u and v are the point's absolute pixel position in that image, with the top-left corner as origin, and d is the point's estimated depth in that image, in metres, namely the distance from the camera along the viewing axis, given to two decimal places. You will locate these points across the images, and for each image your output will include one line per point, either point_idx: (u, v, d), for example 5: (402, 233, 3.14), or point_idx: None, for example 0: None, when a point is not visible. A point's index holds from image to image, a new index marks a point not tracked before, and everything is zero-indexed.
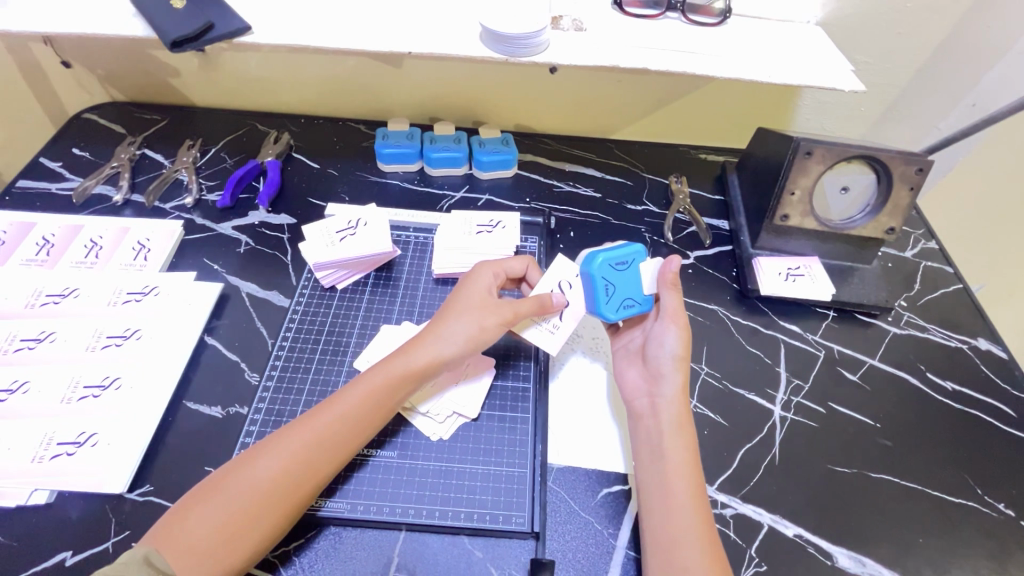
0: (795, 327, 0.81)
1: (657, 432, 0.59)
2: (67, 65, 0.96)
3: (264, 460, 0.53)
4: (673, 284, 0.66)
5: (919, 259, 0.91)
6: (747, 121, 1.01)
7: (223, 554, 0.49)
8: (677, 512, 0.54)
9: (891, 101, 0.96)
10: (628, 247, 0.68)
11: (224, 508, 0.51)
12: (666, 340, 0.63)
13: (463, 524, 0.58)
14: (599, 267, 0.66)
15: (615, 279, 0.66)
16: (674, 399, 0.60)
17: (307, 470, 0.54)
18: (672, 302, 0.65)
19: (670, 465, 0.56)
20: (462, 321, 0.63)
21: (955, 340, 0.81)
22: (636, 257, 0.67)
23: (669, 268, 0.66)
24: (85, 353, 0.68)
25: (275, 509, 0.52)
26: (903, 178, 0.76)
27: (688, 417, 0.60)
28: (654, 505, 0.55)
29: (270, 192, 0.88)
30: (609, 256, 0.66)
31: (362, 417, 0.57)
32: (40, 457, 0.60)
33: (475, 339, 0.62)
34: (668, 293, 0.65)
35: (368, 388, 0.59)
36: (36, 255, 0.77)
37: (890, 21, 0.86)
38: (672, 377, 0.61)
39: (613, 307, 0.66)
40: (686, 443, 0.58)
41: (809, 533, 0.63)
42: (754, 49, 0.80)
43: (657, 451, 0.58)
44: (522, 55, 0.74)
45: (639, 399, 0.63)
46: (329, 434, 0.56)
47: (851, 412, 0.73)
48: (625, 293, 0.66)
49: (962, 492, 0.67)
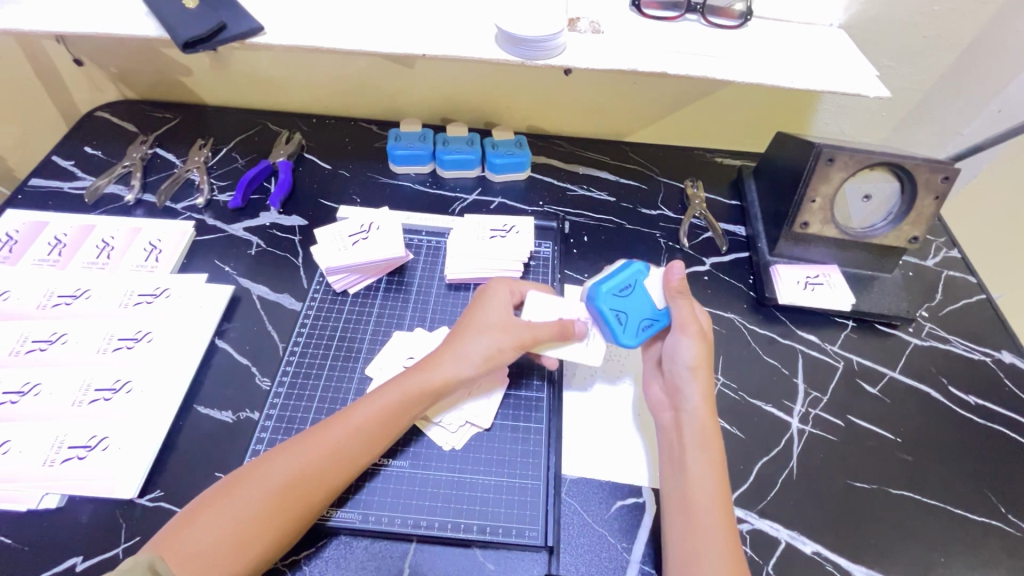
0: (813, 337, 0.79)
1: (680, 446, 0.58)
2: (79, 63, 0.96)
3: (282, 463, 0.53)
4: (681, 291, 0.63)
5: (940, 268, 0.89)
6: (765, 124, 0.99)
7: (236, 559, 0.49)
8: (698, 527, 0.53)
9: (913, 105, 0.94)
10: (627, 266, 0.65)
11: (240, 512, 0.50)
12: (680, 351, 0.62)
13: (475, 536, 0.57)
14: (603, 297, 0.64)
15: (624, 306, 0.64)
16: (698, 412, 0.59)
17: (321, 477, 0.53)
18: (682, 311, 0.62)
19: (695, 478, 0.55)
20: (479, 340, 0.62)
21: (978, 352, 0.79)
22: (636, 278, 0.64)
23: (673, 276, 0.63)
24: (97, 355, 0.67)
25: (290, 518, 0.51)
26: (928, 186, 0.74)
27: (714, 431, 0.58)
28: (675, 519, 0.55)
29: (282, 193, 0.87)
30: (610, 283, 0.64)
31: (382, 430, 0.57)
32: (51, 461, 0.60)
33: (491, 358, 0.62)
34: (677, 303, 0.63)
35: (386, 402, 0.58)
36: (48, 255, 0.77)
37: (915, 24, 0.84)
38: (694, 388, 0.60)
39: (632, 333, 0.64)
40: (712, 459, 0.57)
41: (826, 550, 0.62)
42: (775, 53, 0.78)
43: (680, 465, 0.57)
44: (538, 58, 0.73)
45: (664, 411, 0.62)
46: (354, 446, 0.55)
47: (871, 425, 0.71)
48: (635, 313, 0.64)
49: (986, 511, 0.66)
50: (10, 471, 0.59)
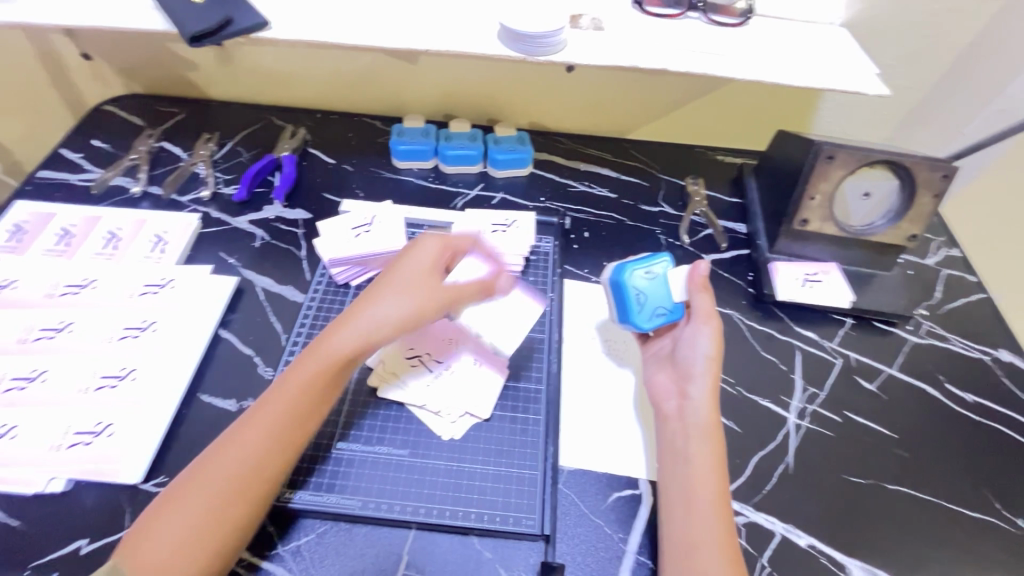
0: (812, 333, 0.79)
1: (682, 438, 0.58)
2: (88, 57, 0.97)
3: (224, 457, 0.52)
4: (703, 286, 0.66)
5: (940, 267, 0.89)
6: (767, 122, 1.00)
7: (191, 558, 0.48)
8: (696, 520, 0.53)
9: (915, 104, 0.94)
10: (656, 256, 0.69)
11: (189, 513, 0.50)
12: (698, 343, 0.63)
13: (473, 524, 0.58)
14: (627, 276, 0.67)
15: (646, 289, 0.67)
16: (704, 404, 0.60)
17: (271, 459, 0.53)
18: (704, 304, 0.65)
19: (695, 472, 0.56)
20: (392, 301, 0.59)
21: (976, 351, 0.79)
22: (665, 266, 0.68)
23: (699, 271, 0.66)
24: (103, 344, 0.68)
25: (238, 509, 0.51)
26: (928, 185, 0.75)
27: (717, 424, 0.59)
28: (674, 511, 0.55)
29: (286, 186, 0.88)
30: (637, 265, 0.68)
31: (312, 403, 0.56)
32: (58, 446, 0.61)
33: (408, 318, 0.59)
34: (700, 295, 0.65)
35: (308, 376, 0.57)
36: (55, 245, 0.78)
37: (915, 23, 0.84)
38: (703, 379, 0.61)
39: (646, 316, 0.67)
40: (712, 452, 0.57)
41: (821, 543, 0.62)
42: (776, 50, 0.78)
43: (682, 458, 0.57)
44: (541, 54, 0.73)
45: (667, 403, 0.63)
46: (291, 425, 0.55)
47: (868, 422, 0.72)
48: (654, 300, 0.67)
49: (981, 507, 0.66)
50: (18, 456, 0.60)
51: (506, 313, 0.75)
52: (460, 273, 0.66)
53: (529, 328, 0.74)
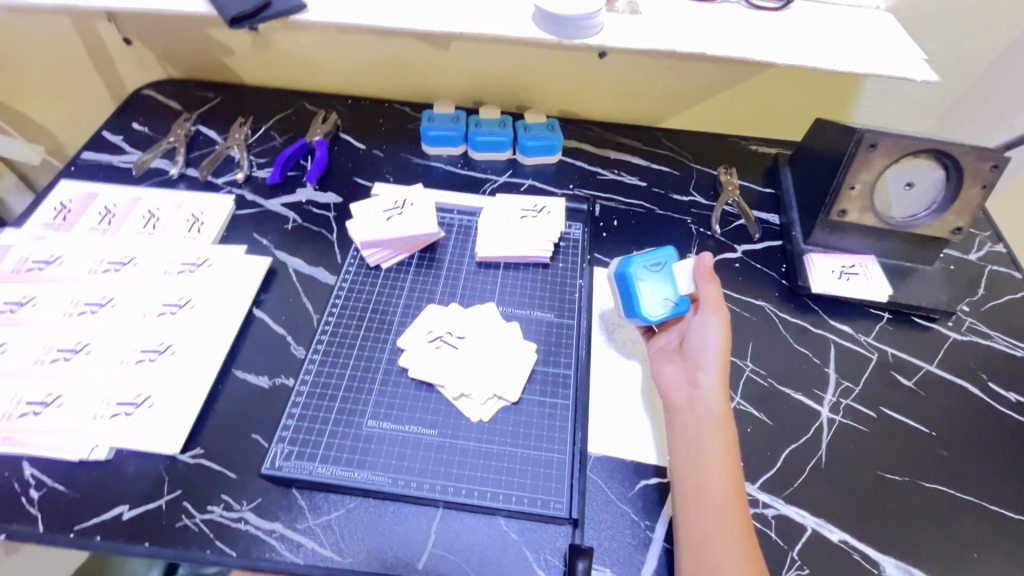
0: (847, 327, 0.77)
1: (694, 428, 0.58)
2: (129, 41, 1.00)
3: None
4: (710, 276, 0.67)
5: (984, 262, 0.86)
6: (804, 111, 0.97)
7: None
8: (711, 509, 0.53)
9: (962, 94, 0.91)
10: (660, 249, 0.71)
11: None
12: (707, 333, 0.63)
13: (500, 505, 0.58)
14: (633, 267, 0.69)
15: (651, 281, 0.68)
16: (714, 393, 0.59)
17: None
18: (712, 294, 0.65)
19: (707, 461, 0.56)
20: None
21: (1021, 349, 0.76)
22: (670, 259, 0.69)
23: (704, 262, 0.68)
24: (143, 319, 0.70)
25: None
26: (976, 175, 0.72)
27: (728, 413, 0.58)
28: (688, 501, 0.55)
29: (318, 170, 0.89)
30: (642, 259, 0.69)
31: None
32: (100, 416, 0.63)
33: None
34: (707, 285, 0.66)
35: None
36: (98, 224, 0.80)
37: (966, 7, 0.81)
38: (713, 369, 0.61)
39: (651, 307, 0.67)
40: (724, 441, 0.57)
41: (854, 539, 0.61)
42: (817, 35, 0.76)
43: (693, 447, 0.57)
44: (577, 36, 0.72)
45: (677, 394, 0.62)
46: None
47: (905, 419, 0.70)
48: (659, 292, 0.68)
49: (1023, 509, 0.64)
50: (63, 424, 0.62)
51: (534, 299, 0.75)
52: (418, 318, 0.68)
53: (557, 314, 0.74)
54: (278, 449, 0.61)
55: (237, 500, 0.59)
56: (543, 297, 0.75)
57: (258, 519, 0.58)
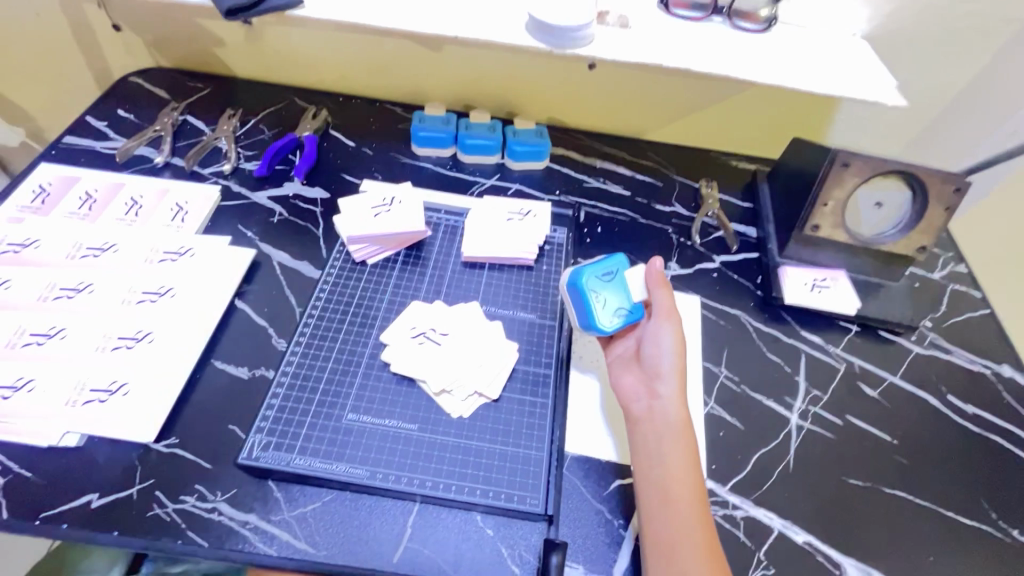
0: (817, 338, 0.80)
1: (656, 438, 0.60)
2: (118, 28, 0.99)
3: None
4: (661, 283, 0.69)
5: (946, 281, 0.90)
6: (782, 130, 1.01)
7: None
8: (677, 520, 0.54)
9: (930, 121, 0.96)
10: (612, 258, 0.73)
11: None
12: (662, 341, 0.65)
13: (478, 500, 0.59)
14: (584, 278, 0.71)
15: (604, 291, 0.70)
16: (674, 402, 0.61)
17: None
18: (664, 301, 0.67)
19: (670, 470, 0.57)
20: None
21: (978, 364, 0.80)
22: (619, 268, 0.72)
23: (655, 269, 0.69)
24: (121, 306, 0.70)
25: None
26: (940, 197, 0.76)
27: (688, 421, 0.60)
28: (653, 511, 0.56)
29: (307, 165, 0.90)
30: (593, 269, 0.71)
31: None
32: (73, 402, 0.62)
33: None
34: (659, 292, 0.68)
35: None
36: (78, 209, 0.79)
37: (935, 39, 0.86)
38: (671, 378, 0.63)
39: (607, 317, 0.69)
40: (685, 449, 0.59)
41: (818, 541, 0.63)
42: (797, 58, 0.80)
43: (656, 457, 0.58)
44: (567, 47, 0.74)
45: (636, 404, 0.64)
46: None
47: (869, 427, 0.73)
48: (613, 300, 0.70)
49: (977, 516, 0.67)
50: (34, 409, 0.61)
51: (518, 300, 0.76)
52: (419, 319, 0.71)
53: (540, 315, 0.75)
54: (256, 440, 0.61)
55: (212, 490, 0.59)
56: (526, 298, 0.77)
57: (232, 510, 0.57)
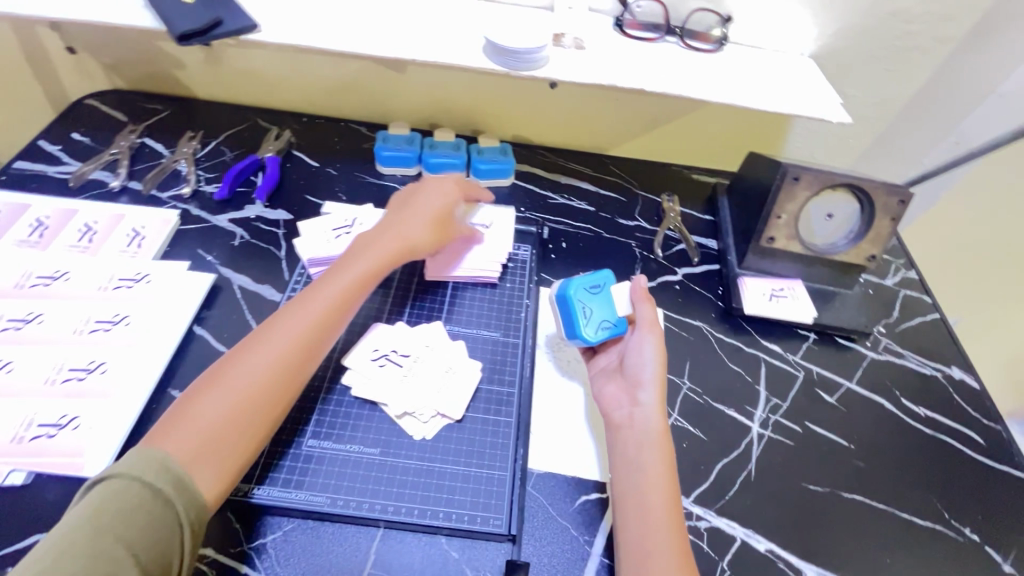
0: (776, 347, 0.83)
1: (635, 444, 0.60)
2: (72, 50, 0.97)
3: (245, 395, 0.54)
4: (645, 297, 0.70)
5: (898, 287, 0.94)
6: (739, 145, 1.04)
7: (239, 427, 0.53)
8: (651, 528, 0.55)
9: (877, 134, 1.00)
10: (600, 271, 0.73)
11: (231, 395, 0.54)
12: (644, 351, 0.66)
13: (442, 523, 0.58)
14: (572, 290, 0.71)
15: (591, 303, 0.71)
16: (654, 411, 0.62)
17: (239, 421, 0.53)
18: (647, 313, 0.69)
19: (647, 476, 0.58)
20: (212, 405, 0.53)
21: (929, 367, 0.83)
22: (607, 281, 0.72)
23: (639, 285, 0.71)
24: (72, 336, 0.68)
25: (252, 431, 0.54)
26: (885, 209, 0.79)
27: (666, 430, 0.61)
28: (628, 520, 0.56)
29: (268, 186, 0.89)
30: (582, 281, 0.72)
31: (239, 423, 0.53)
32: (19, 438, 0.59)
33: (247, 399, 0.54)
34: (642, 305, 0.70)
35: (245, 395, 0.54)
36: (28, 236, 0.77)
37: (877, 57, 0.90)
38: (651, 387, 0.63)
39: (591, 329, 0.69)
40: (662, 457, 0.59)
41: (780, 548, 0.64)
42: (748, 76, 0.83)
43: (635, 463, 0.59)
44: (523, 69, 0.76)
45: (617, 411, 0.64)
46: (255, 405, 0.55)
47: (827, 433, 0.75)
48: (598, 314, 0.70)
49: (931, 516, 0.69)
50: None
51: (482, 319, 0.76)
52: (381, 341, 0.71)
53: (504, 333, 0.75)
54: None
55: None
56: (490, 316, 0.77)
57: None
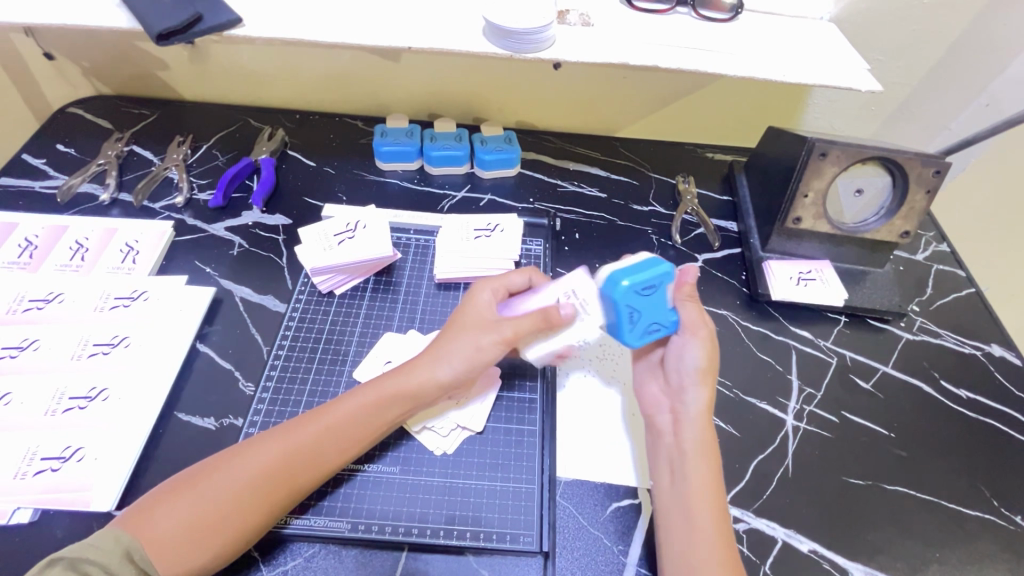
0: (806, 333, 0.79)
1: (678, 452, 0.57)
2: (51, 57, 0.92)
3: (244, 484, 0.51)
4: (690, 296, 0.61)
5: (930, 263, 0.89)
6: (756, 119, 0.99)
7: (225, 520, 0.50)
8: (698, 538, 0.52)
9: (903, 99, 0.94)
10: (658, 263, 0.58)
11: (230, 481, 0.51)
12: (688, 354, 0.60)
13: (468, 543, 0.56)
14: (623, 292, 0.56)
15: (641, 306, 0.57)
16: (697, 419, 0.57)
17: (232, 511, 0.50)
18: (691, 314, 0.60)
19: (691, 486, 0.54)
20: (219, 482, 0.51)
21: (968, 346, 0.79)
22: (665, 279, 0.57)
23: (687, 280, 0.61)
24: (71, 362, 0.65)
25: (238, 525, 0.50)
26: (920, 181, 0.74)
27: (711, 438, 0.57)
28: (672, 527, 0.54)
29: (264, 191, 0.85)
30: (634, 278, 0.56)
31: (229, 512, 0.50)
32: (22, 474, 0.57)
33: (246, 490, 0.51)
34: (686, 305, 0.60)
35: (246, 483, 0.51)
36: (18, 258, 0.74)
37: (906, 17, 0.83)
38: (696, 393, 0.58)
39: (638, 334, 0.58)
40: (708, 466, 0.55)
41: (823, 548, 0.61)
42: (768, 47, 0.77)
43: (679, 472, 0.56)
44: (527, 51, 0.71)
45: (661, 415, 0.61)
46: (249, 499, 0.51)
47: (864, 421, 0.71)
48: (650, 317, 0.58)
49: (979, 505, 0.66)
50: None
51: None
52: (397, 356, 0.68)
53: None
54: None
55: None
56: None
57: None
